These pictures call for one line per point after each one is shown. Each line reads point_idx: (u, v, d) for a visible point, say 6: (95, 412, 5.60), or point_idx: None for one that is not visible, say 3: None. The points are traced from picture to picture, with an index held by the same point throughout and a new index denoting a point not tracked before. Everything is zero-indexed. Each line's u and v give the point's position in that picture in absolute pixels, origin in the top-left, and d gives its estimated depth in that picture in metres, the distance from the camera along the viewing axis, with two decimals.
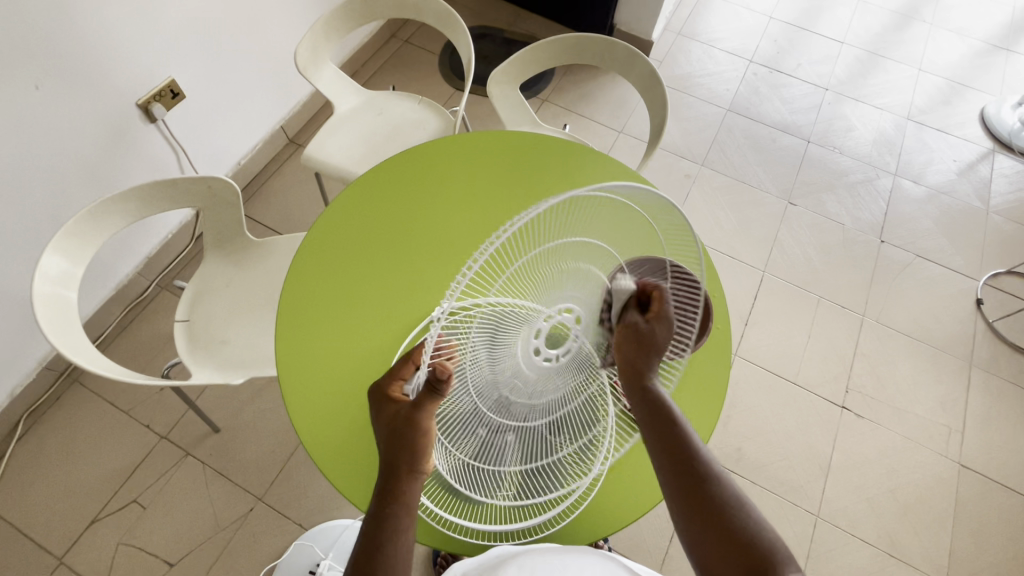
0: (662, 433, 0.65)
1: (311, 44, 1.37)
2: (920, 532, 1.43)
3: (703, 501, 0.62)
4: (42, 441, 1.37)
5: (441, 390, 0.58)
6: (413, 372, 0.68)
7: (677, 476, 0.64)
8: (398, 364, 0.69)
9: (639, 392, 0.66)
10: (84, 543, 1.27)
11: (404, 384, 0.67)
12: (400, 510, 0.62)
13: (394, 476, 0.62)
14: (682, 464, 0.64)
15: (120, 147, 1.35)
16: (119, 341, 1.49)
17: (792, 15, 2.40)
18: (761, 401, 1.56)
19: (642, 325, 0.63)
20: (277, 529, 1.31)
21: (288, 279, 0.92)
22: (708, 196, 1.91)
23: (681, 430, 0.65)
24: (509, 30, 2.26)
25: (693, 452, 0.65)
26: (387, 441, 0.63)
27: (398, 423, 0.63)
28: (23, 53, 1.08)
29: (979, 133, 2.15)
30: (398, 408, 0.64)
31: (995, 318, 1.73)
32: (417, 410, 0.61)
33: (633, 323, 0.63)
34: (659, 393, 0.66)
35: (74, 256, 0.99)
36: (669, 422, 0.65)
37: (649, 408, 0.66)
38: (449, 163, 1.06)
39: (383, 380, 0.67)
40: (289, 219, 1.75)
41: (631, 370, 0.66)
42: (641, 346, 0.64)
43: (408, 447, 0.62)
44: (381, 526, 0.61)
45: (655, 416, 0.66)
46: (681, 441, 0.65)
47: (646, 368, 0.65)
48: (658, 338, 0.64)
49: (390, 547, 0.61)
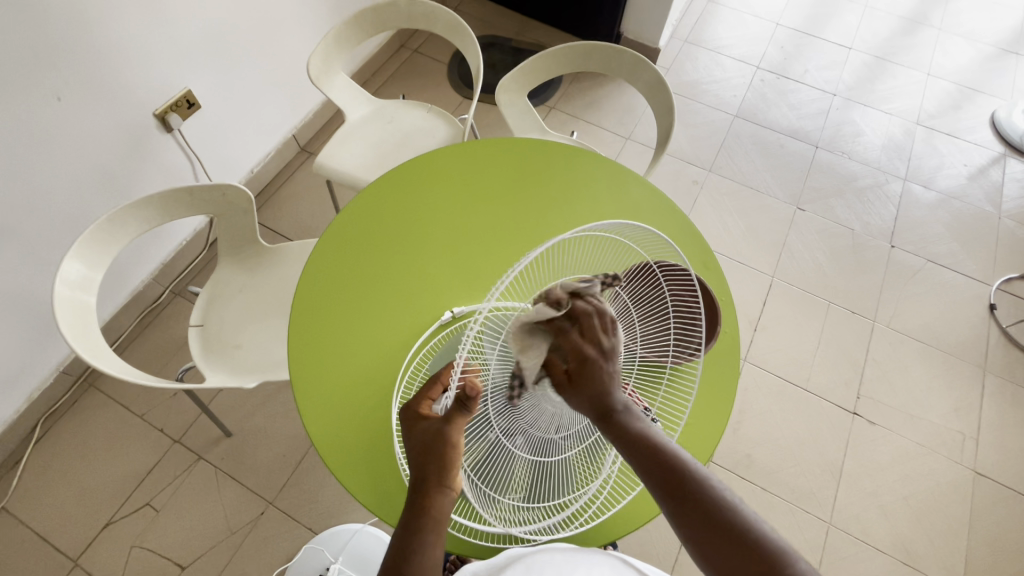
0: (640, 453, 0.59)
1: (323, 54, 1.40)
2: (934, 539, 1.41)
3: (702, 520, 0.57)
4: (58, 444, 1.40)
5: (469, 407, 0.61)
6: (441, 393, 0.70)
7: (668, 494, 0.59)
8: (426, 384, 0.70)
9: (612, 426, 0.59)
10: (97, 547, 1.29)
11: (433, 404, 0.69)
12: (427, 524, 0.62)
13: (425, 489, 0.63)
14: (667, 482, 0.59)
15: (137, 155, 1.38)
16: (134, 346, 1.51)
17: (799, 22, 2.41)
18: (770, 406, 1.56)
19: (570, 370, 0.57)
20: (288, 533, 1.32)
21: (303, 282, 0.94)
22: (716, 201, 1.91)
23: (657, 445, 0.60)
24: (518, 39, 2.29)
25: (676, 466, 0.59)
26: (418, 456, 0.65)
27: (429, 440, 0.64)
28: (46, 66, 1.12)
29: (989, 136, 2.13)
30: (428, 425, 0.66)
31: (1008, 323, 1.71)
32: (448, 425, 0.63)
33: (558, 376, 0.57)
34: (625, 414, 0.59)
35: (93, 263, 1.01)
36: (649, 448, 0.59)
37: (618, 433, 0.59)
38: (460, 170, 1.07)
39: (412, 401, 0.69)
40: (300, 226, 1.77)
41: (589, 405, 0.58)
42: (582, 388, 0.57)
43: (439, 462, 0.63)
44: (411, 538, 0.61)
45: (637, 447, 0.59)
46: (662, 458, 0.59)
47: (600, 398, 0.58)
48: (591, 363, 0.56)
49: (417, 558, 0.61)
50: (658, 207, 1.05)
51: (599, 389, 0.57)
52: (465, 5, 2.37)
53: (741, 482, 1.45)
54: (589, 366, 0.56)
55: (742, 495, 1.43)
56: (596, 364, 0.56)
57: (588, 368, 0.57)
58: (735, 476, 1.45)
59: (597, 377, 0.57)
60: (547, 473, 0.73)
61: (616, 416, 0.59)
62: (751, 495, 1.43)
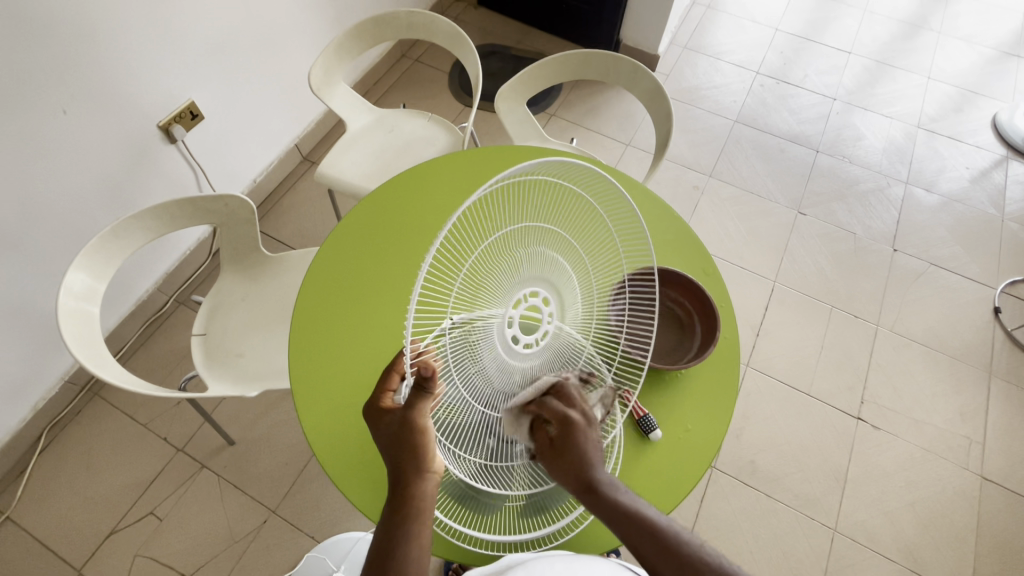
0: (625, 520, 0.60)
1: (325, 64, 1.41)
2: (943, 547, 1.39)
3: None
4: (63, 453, 1.41)
5: (429, 388, 0.58)
6: (400, 382, 0.68)
7: (659, 557, 0.59)
8: (381, 376, 0.68)
9: (595, 497, 0.61)
10: (101, 555, 1.29)
11: (393, 394, 0.67)
12: (410, 514, 0.62)
13: (402, 480, 0.62)
14: (657, 545, 0.59)
15: (142, 166, 1.39)
16: (139, 355, 1.53)
17: (798, 27, 2.42)
18: (774, 412, 1.55)
19: (553, 435, 0.62)
20: (290, 541, 1.32)
21: (301, 295, 0.94)
22: (718, 207, 1.91)
23: (642, 512, 0.61)
24: (518, 47, 2.30)
25: (662, 529, 0.60)
26: (389, 448, 0.63)
27: (395, 431, 0.62)
28: (53, 80, 1.14)
29: (991, 139, 2.13)
30: (392, 417, 0.63)
31: (1013, 327, 1.70)
32: (411, 411, 0.60)
33: (543, 443, 0.62)
34: (608, 485, 0.62)
35: (97, 273, 1.02)
36: (634, 515, 0.61)
37: (601, 503, 0.61)
38: (461, 182, 1.08)
39: (372, 396, 0.66)
40: (303, 235, 1.79)
41: (572, 477, 0.61)
42: (565, 456, 0.61)
43: (412, 450, 0.62)
44: (394, 532, 0.61)
45: (622, 513, 0.61)
46: (649, 524, 0.60)
47: (582, 467, 0.61)
48: (571, 428, 0.61)
49: (404, 550, 0.61)
50: (659, 219, 1.05)
51: (580, 457, 0.61)
52: (465, 15, 2.40)
53: (745, 489, 1.44)
54: (571, 432, 0.61)
55: (746, 502, 1.42)
56: (579, 431, 0.62)
57: (570, 435, 0.61)
58: (739, 482, 1.44)
59: (579, 445, 0.61)
60: None
61: (597, 485, 0.61)
62: (755, 501, 1.42)
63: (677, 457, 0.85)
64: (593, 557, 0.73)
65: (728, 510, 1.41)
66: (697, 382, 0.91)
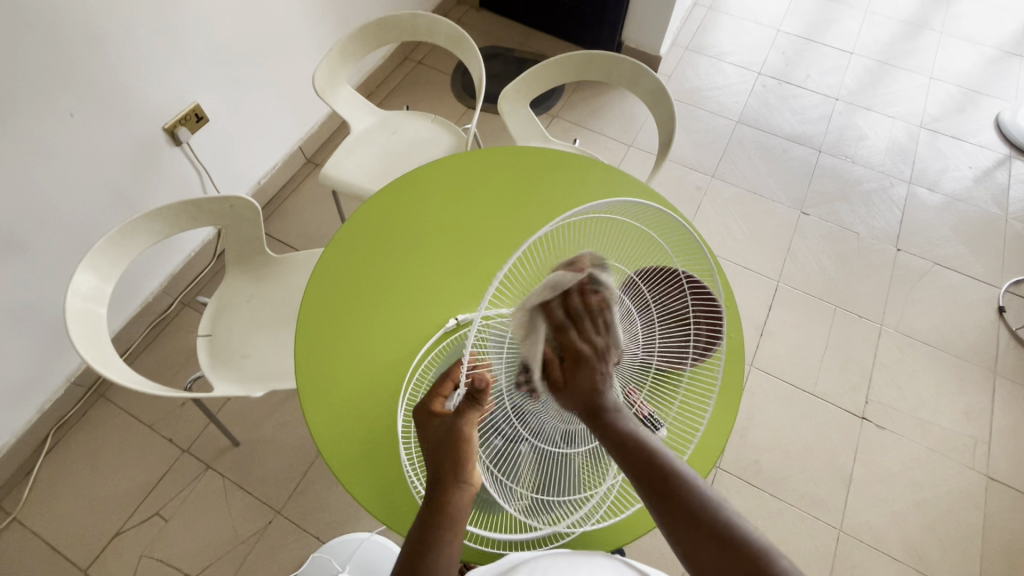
0: (631, 457, 0.58)
1: (329, 67, 1.42)
2: (949, 547, 1.39)
3: (695, 527, 0.56)
4: (69, 453, 1.41)
5: (480, 400, 0.62)
6: (452, 390, 0.71)
7: (656, 495, 0.58)
8: (438, 382, 0.71)
9: (603, 430, 0.58)
10: (107, 556, 1.30)
11: (445, 401, 0.70)
12: (444, 522, 0.63)
13: (440, 486, 0.64)
14: (658, 483, 0.58)
15: (147, 169, 1.40)
16: (145, 356, 1.53)
17: (799, 27, 2.42)
18: (777, 411, 1.55)
19: (565, 368, 0.57)
20: (296, 542, 1.33)
21: (307, 298, 0.95)
22: (720, 207, 1.92)
23: (649, 448, 0.59)
24: (521, 49, 2.31)
25: (665, 466, 0.59)
26: (432, 452, 0.65)
27: (443, 436, 0.65)
28: (60, 84, 1.15)
29: (994, 139, 2.13)
30: (441, 422, 0.67)
31: (1018, 326, 1.70)
32: (460, 418, 0.64)
33: (554, 376, 0.58)
34: (617, 415, 0.58)
35: (104, 274, 1.03)
36: (641, 450, 0.59)
37: (609, 436, 0.58)
38: (464, 182, 1.08)
39: (426, 399, 0.70)
40: (307, 236, 1.80)
41: (580, 404, 0.58)
42: (576, 390, 0.57)
43: (454, 457, 0.64)
44: (428, 536, 0.63)
45: (628, 451, 0.58)
46: (651, 461, 0.59)
47: (591, 396, 0.57)
48: (584, 361, 0.57)
49: (433, 555, 0.62)
50: None
51: (592, 387, 0.57)
52: (467, 17, 2.41)
53: (749, 488, 1.44)
54: (582, 365, 0.57)
55: (751, 502, 1.42)
56: (592, 364, 0.57)
57: (584, 366, 0.57)
58: (743, 482, 1.44)
59: (591, 374, 0.57)
60: (554, 468, 0.70)
61: (606, 419, 0.58)
62: (759, 501, 1.42)
63: None
64: (599, 554, 0.74)
65: None
66: None
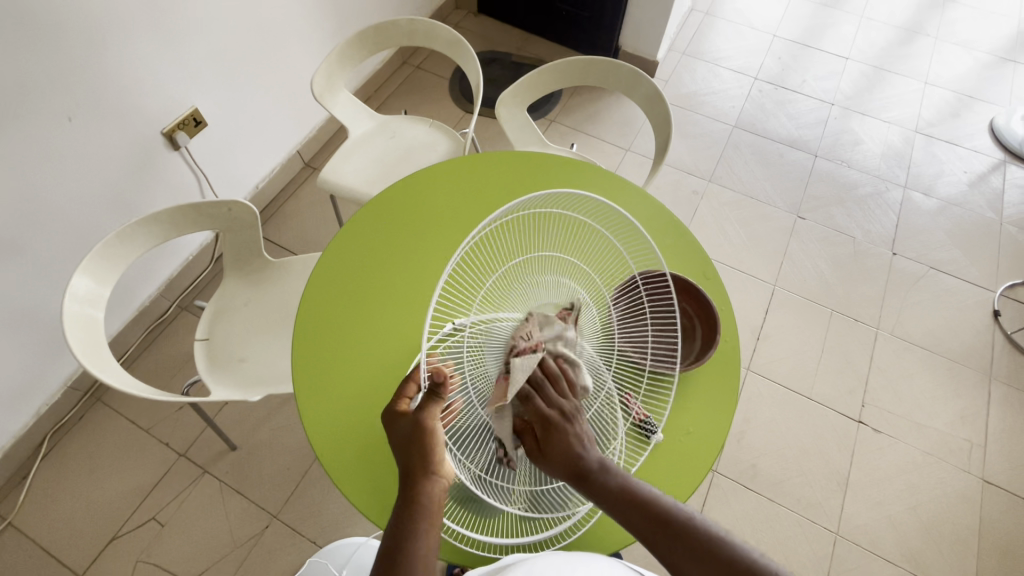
0: (623, 506, 0.61)
1: (327, 71, 1.43)
2: (945, 550, 1.39)
3: (693, 555, 0.58)
4: (64, 458, 1.41)
5: (441, 393, 0.61)
6: (415, 390, 0.69)
7: (653, 535, 0.60)
8: (400, 385, 0.70)
9: (590, 482, 0.62)
10: (103, 561, 1.29)
11: (409, 401, 0.68)
12: (418, 514, 0.61)
13: (408, 480, 0.62)
14: (652, 523, 0.61)
15: (146, 173, 1.41)
16: (142, 360, 1.53)
17: (795, 33, 2.44)
18: (774, 415, 1.55)
19: (538, 436, 0.62)
20: (292, 546, 1.32)
21: (306, 301, 0.95)
22: (717, 211, 1.92)
23: (639, 493, 0.62)
24: (519, 54, 2.32)
25: (656, 505, 0.62)
26: (400, 450, 0.64)
27: (407, 433, 0.64)
28: (59, 89, 1.15)
29: (988, 144, 2.14)
30: (404, 421, 0.65)
31: (1013, 330, 1.70)
32: (422, 413, 0.63)
33: (529, 444, 0.62)
34: (601, 471, 0.62)
35: (101, 278, 1.03)
36: (631, 497, 0.62)
37: (599, 493, 0.62)
38: (464, 186, 1.09)
39: (389, 402, 0.68)
40: (305, 240, 1.80)
41: (561, 468, 0.62)
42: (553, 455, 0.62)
43: (421, 450, 0.62)
44: (401, 530, 0.60)
45: (620, 501, 0.61)
46: (641, 504, 0.62)
47: (569, 458, 0.61)
48: (555, 425, 0.61)
49: (410, 550, 0.59)
50: (661, 224, 1.06)
51: (568, 451, 0.61)
52: (465, 22, 2.42)
53: (747, 492, 1.44)
54: (555, 431, 0.61)
55: (748, 506, 1.42)
56: (562, 427, 0.61)
57: (555, 431, 0.62)
58: (741, 486, 1.45)
59: (564, 438, 0.61)
60: None
61: (590, 472, 0.62)
62: (756, 505, 1.42)
63: (676, 458, 0.86)
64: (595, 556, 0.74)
65: (728, 514, 1.41)
66: (697, 385, 0.92)
